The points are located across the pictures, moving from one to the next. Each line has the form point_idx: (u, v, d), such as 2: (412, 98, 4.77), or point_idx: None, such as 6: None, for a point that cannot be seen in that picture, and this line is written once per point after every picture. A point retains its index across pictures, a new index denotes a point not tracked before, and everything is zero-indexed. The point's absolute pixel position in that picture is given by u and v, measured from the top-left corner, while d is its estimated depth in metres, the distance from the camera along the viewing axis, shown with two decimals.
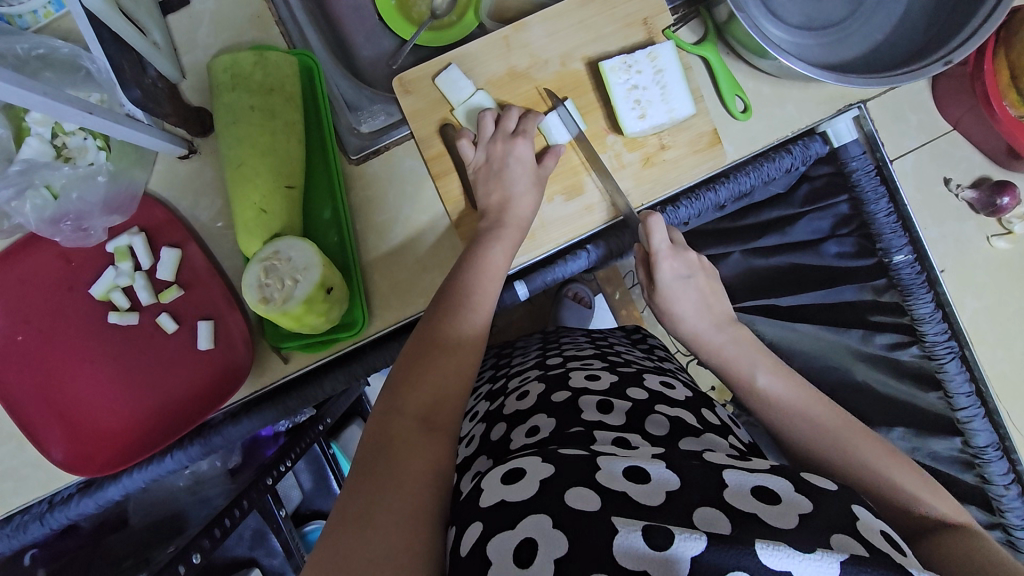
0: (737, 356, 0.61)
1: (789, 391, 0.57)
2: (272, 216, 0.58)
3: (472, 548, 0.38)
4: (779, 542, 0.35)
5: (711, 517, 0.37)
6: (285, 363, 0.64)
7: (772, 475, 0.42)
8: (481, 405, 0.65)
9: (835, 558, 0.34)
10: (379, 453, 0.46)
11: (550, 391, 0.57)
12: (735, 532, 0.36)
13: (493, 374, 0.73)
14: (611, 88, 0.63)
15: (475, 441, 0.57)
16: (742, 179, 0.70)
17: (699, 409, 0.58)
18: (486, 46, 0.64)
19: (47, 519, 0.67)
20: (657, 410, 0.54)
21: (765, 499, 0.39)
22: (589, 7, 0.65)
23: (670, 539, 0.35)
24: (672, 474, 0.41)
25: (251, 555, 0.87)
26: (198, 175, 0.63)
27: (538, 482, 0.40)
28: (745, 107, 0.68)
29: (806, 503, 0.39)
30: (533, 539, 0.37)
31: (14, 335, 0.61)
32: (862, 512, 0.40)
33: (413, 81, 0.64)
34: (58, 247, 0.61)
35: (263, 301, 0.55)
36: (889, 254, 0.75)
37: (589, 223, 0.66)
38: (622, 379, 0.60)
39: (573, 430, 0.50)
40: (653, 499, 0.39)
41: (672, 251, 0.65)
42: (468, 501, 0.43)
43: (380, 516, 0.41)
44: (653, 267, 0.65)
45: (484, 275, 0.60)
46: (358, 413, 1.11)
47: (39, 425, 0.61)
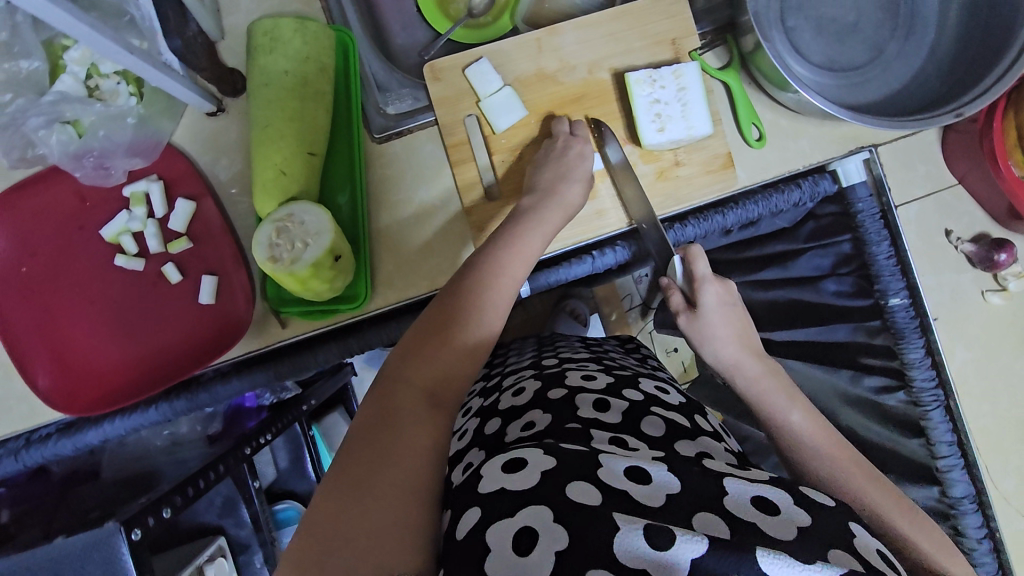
0: (784, 407, 0.57)
1: (832, 436, 0.55)
2: (290, 178, 0.59)
3: (471, 528, 0.38)
4: (778, 551, 0.36)
5: (710, 522, 0.38)
6: (283, 328, 0.64)
7: (771, 486, 0.42)
8: (475, 402, 0.65)
9: (835, 570, 0.35)
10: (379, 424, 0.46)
11: (545, 388, 0.58)
12: (734, 538, 0.37)
13: (486, 373, 0.74)
14: (634, 100, 0.65)
15: (469, 435, 0.57)
16: (750, 207, 0.73)
17: (692, 416, 0.59)
18: (519, 45, 0.67)
19: (22, 455, 0.66)
20: (652, 411, 0.55)
21: (764, 510, 0.40)
22: (620, 22, 0.68)
23: (672, 540, 0.36)
24: (672, 478, 0.41)
25: (218, 523, 0.84)
26: (223, 133, 0.64)
27: (538, 473, 0.40)
28: (760, 136, 0.70)
29: (803, 517, 0.40)
30: (531, 527, 0.37)
31: (18, 265, 0.62)
32: (859, 530, 0.41)
33: (443, 69, 0.66)
34: (75, 185, 0.62)
35: (271, 260, 0.56)
36: (886, 296, 0.75)
37: (599, 227, 0.68)
38: (617, 380, 0.61)
39: (570, 427, 0.51)
40: (654, 501, 0.39)
41: (717, 280, 0.62)
42: (462, 489, 0.43)
43: (378, 487, 0.41)
44: (699, 293, 0.61)
45: (503, 250, 0.59)
46: (340, 402, 1.18)
47: (30, 357, 0.61)
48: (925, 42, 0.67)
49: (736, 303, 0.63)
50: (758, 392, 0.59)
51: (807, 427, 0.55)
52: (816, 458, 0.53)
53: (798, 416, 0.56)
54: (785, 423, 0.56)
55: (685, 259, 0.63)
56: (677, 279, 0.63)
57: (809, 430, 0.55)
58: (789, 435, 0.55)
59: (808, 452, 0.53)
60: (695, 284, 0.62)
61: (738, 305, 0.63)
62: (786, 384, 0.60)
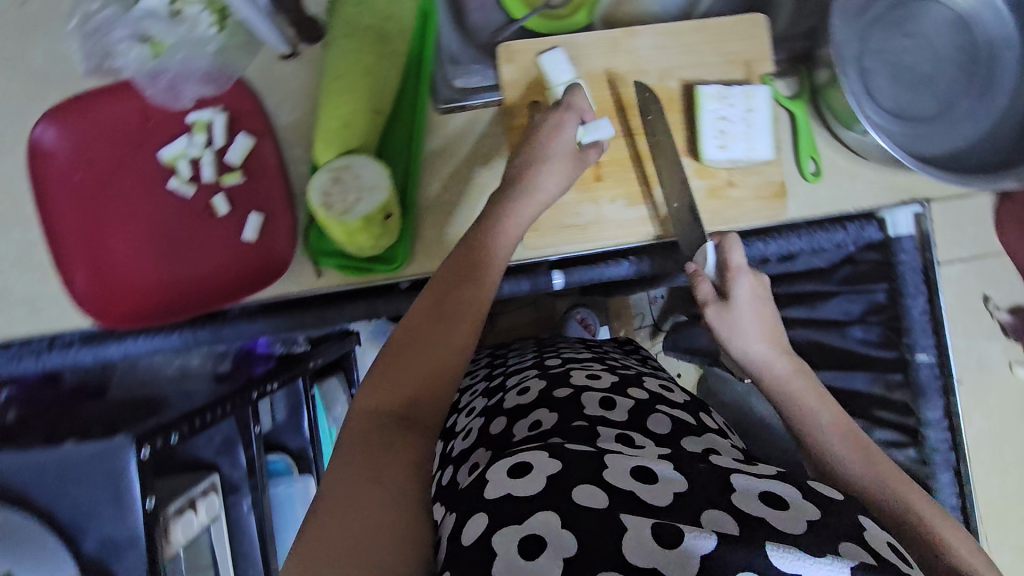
0: (812, 408, 0.57)
1: (857, 438, 0.54)
2: (352, 132, 0.60)
3: (476, 540, 0.38)
4: (787, 545, 0.36)
5: (719, 519, 0.38)
6: (318, 277, 0.65)
7: (776, 481, 0.42)
8: (479, 401, 0.66)
9: (846, 564, 0.35)
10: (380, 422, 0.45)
11: (551, 387, 0.59)
12: (743, 533, 0.37)
13: (488, 372, 0.75)
14: (701, 113, 0.65)
15: (474, 433, 0.58)
16: (793, 241, 0.74)
17: (698, 414, 0.59)
18: (595, 41, 0.67)
19: (44, 357, 0.65)
20: (658, 408, 0.56)
21: (773, 504, 0.40)
22: (698, 35, 0.68)
23: (679, 538, 0.37)
24: (677, 475, 0.42)
25: (214, 460, 0.85)
26: (292, 77, 0.64)
27: (544, 478, 0.40)
28: (817, 171, 0.70)
29: (812, 511, 0.40)
30: (540, 535, 0.37)
31: (73, 172, 0.63)
32: (868, 523, 0.41)
33: (518, 52, 0.67)
34: (140, 102, 0.63)
35: (323, 207, 0.56)
36: (913, 350, 0.76)
37: (639, 233, 0.68)
38: (622, 379, 0.62)
39: (576, 424, 0.51)
40: (662, 500, 0.40)
41: (752, 273, 0.62)
42: (468, 492, 0.43)
43: (365, 500, 0.39)
44: (732, 284, 0.61)
45: (530, 197, 0.60)
46: (341, 366, 1.18)
47: (71, 264, 0.62)
48: (995, 105, 0.68)
49: (767, 298, 0.62)
50: (789, 393, 0.59)
51: (833, 428, 0.55)
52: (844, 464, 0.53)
53: (826, 417, 0.56)
54: (811, 424, 0.56)
55: (720, 248, 0.62)
56: (710, 274, 0.63)
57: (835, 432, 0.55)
58: (814, 438, 0.55)
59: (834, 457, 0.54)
60: (729, 274, 0.62)
61: (770, 300, 0.62)
62: (814, 384, 0.59)
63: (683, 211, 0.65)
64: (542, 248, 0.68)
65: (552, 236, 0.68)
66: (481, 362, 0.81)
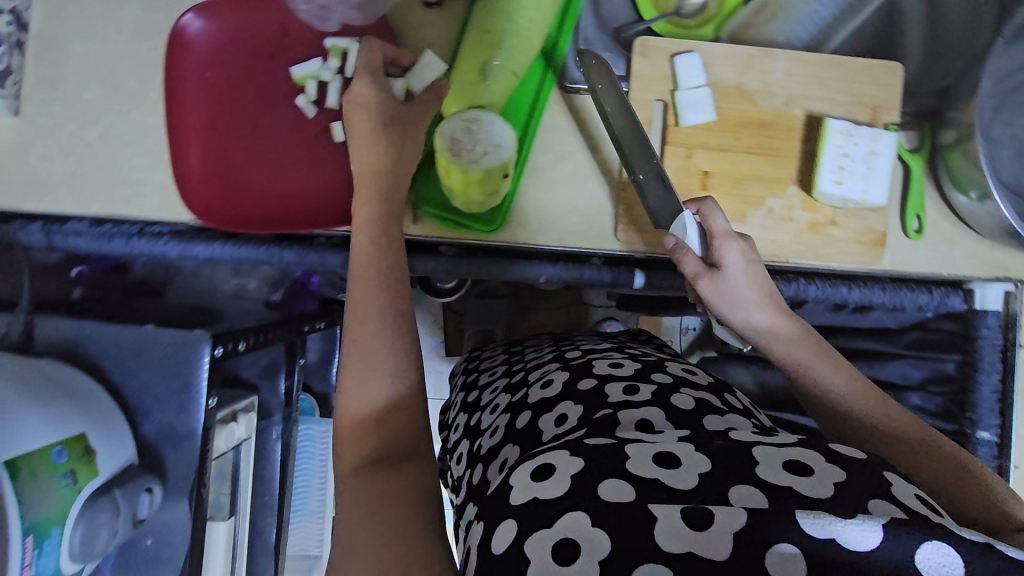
0: (822, 370, 0.53)
1: (872, 397, 0.50)
2: (486, 87, 0.61)
3: (508, 547, 0.37)
4: (817, 512, 0.35)
5: (746, 494, 0.36)
6: (413, 223, 0.66)
7: (798, 446, 0.40)
8: (502, 398, 0.65)
9: (876, 523, 0.33)
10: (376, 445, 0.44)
11: (574, 378, 0.59)
12: (773, 507, 0.35)
13: (506, 369, 0.74)
14: (825, 146, 0.65)
15: (501, 431, 0.59)
16: (877, 292, 0.72)
17: (721, 393, 0.58)
18: (732, 54, 0.67)
19: (133, 242, 0.66)
20: (681, 391, 0.55)
21: (796, 469, 0.37)
22: (833, 71, 0.68)
23: (710, 519, 0.35)
24: (704, 457, 0.40)
25: (254, 382, 0.86)
26: (433, 24, 0.65)
27: (569, 477, 0.39)
28: (918, 229, 0.70)
29: (836, 472, 0.37)
30: (573, 539, 0.36)
31: (204, 70, 0.63)
32: (895, 477, 0.38)
33: (654, 48, 0.67)
34: (283, 17, 0.64)
35: (449, 152, 0.57)
36: (975, 426, 0.75)
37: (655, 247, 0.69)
38: (643, 366, 0.61)
39: (599, 416, 0.52)
40: (686, 483, 0.38)
41: (737, 239, 0.59)
42: (498, 499, 0.42)
43: (374, 512, 0.40)
44: (721, 255, 0.59)
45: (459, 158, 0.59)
46: None
47: (185, 158, 0.63)
48: None
49: (760, 264, 0.60)
50: (796, 356, 0.54)
51: (845, 387, 0.51)
52: (861, 426, 0.49)
53: (838, 377, 0.52)
54: (822, 387, 0.52)
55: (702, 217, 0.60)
56: (697, 249, 0.60)
57: (850, 394, 0.51)
58: (827, 402, 0.52)
59: (851, 420, 0.50)
60: (716, 243, 0.59)
61: (762, 263, 0.60)
62: (820, 342, 0.55)
63: (651, 181, 0.63)
64: (633, 244, 0.69)
65: (651, 236, 0.68)
66: (498, 358, 0.81)
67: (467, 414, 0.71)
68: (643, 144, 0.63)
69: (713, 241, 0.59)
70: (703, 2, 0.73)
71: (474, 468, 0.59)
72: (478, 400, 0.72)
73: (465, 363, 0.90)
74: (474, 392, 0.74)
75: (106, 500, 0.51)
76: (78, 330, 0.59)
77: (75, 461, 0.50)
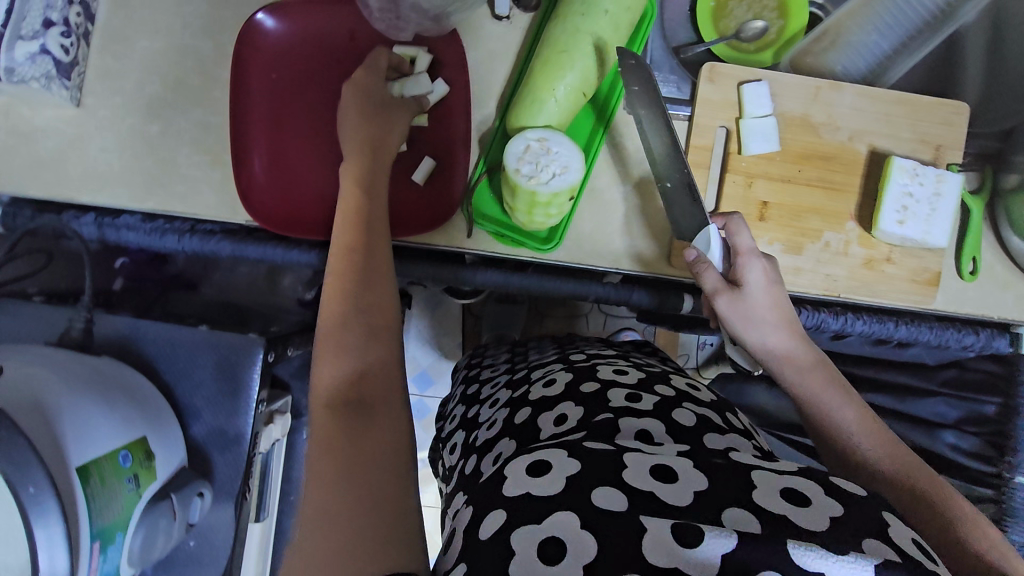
0: (834, 402, 0.54)
1: (880, 435, 0.52)
2: (559, 107, 0.60)
3: (495, 533, 0.38)
4: (810, 542, 0.35)
5: (740, 517, 0.36)
6: (468, 237, 0.66)
7: (798, 476, 0.40)
8: (503, 393, 0.66)
9: (869, 562, 0.33)
10: (351, 388, 0.44)
11: (577, 380, 0.59)
12: (766, 530, 0.35)
13: (508, 366, 0.75)
14: (890, 183, 0.65)
15: (499, 424, 0.59)
16: (924, 330, 0.73)
17: (723, 412, 0.58)
18: (800, 85, 0.67)
19: (186, 239, 0.67)
20: (683, 406, 0.55)
21: (794, 500, 0.38)
22: (899, 108, 0.68)
23: (701, 537, 0.35)
24: (700, 476, 0.40)
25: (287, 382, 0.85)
26: (503, 37, 0.65)
27: (564, 479, 0.40)
28: (973, 271, 0.70)
29: (834, 506, 0.37)
30: (559, 537, 0.36)
31: (269, 72, 0.62)
32: (893, 518, 0.37)
33: (721, 75, 0.67)
34: (353, 23, 0.63)
35: (518, 173, 0.57)
36: (1013, 470, 0.74)
37: (679, 274, 0.68)
38: (648, 376, 0.61)
39: (599, 419, 0.52)
40: (681, 500, 0.38)
41: (757, 255, 0.59)
42: (489, 488, 0.43)
43: (353, 473, 0.38)
44: (742, 272, 0.59)
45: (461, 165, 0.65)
46: None
47: (248, 155, 0.62)
48: None
49: (781, 283, 0.60)
50: (809, 385, 0.56)
51: (853, 423, 0.53)
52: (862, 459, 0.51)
53: (848, 411, 0.54)
54: (830, 420, 0.54)
55: (726, 232, 0.60)
56: (718, 265, 0.61)
57: (859, 430, 0.52)
58: (833, 432, 0.53)
59: (852, 449, 0.52)
60: (740, 258, 0.59)
61: (783, 285, 0.60)
62: (834, 375, 0.57)
63: (679, 191, 0.62)
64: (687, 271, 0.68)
65: None
66: (501, 356, 0.82)
67: (464, 405, 0.73)
68: (671, 153, 0.61)
69: (736, 260, 0.60)
70: (764, 27, 0.72)
71: (467, 457, 0.60)
72: (478, 393, 0.73)
73: (468, 358, 0.90)
74: (475, 386, 0.75)
75: (166, 505, 0.52)
76: (133, 329, 0.58)
77: (138, 465, 0.49)
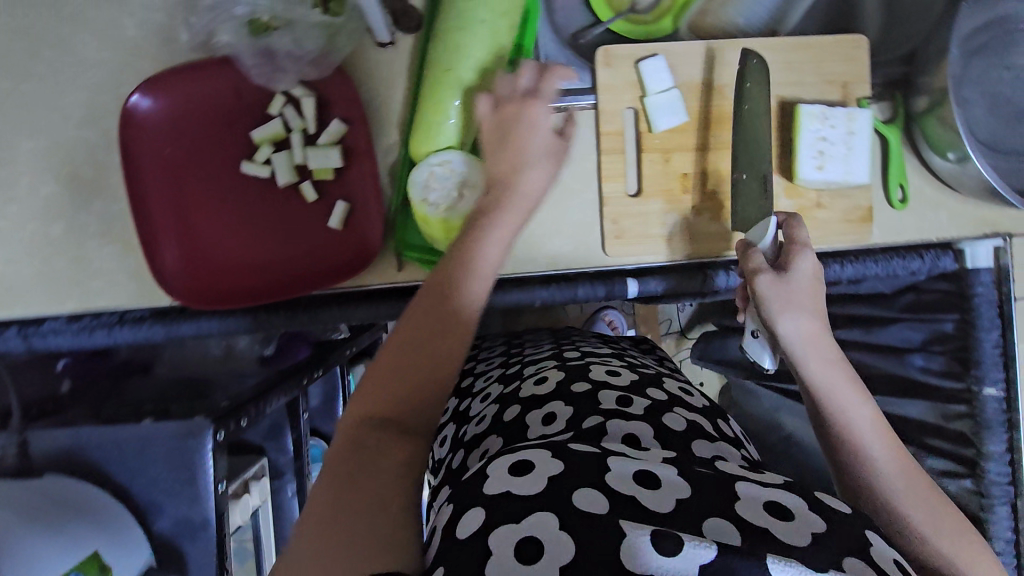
0: (855, 407, 0.51)
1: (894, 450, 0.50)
2: (455, 126, 0.59)
3: (473, 534, 0.37)
4: (790, 558, 0.34)
5: (721, 528, 0.36)
6: (398, 271, 0.65)
7: (785, 491, 0.40)
8: (494, 388, 0.66)
9: None
10: (384, 414, 0.43)
11: (569, 379, 0.59)
12: (746, 544, 0.35)
13: (504, 360, 0.75)
14: (801, 131, 0.65)
15: (487, 421, 0.59)
16: (870, 265, 0.71)
17: (715, 420, 0.58)
18: (696, 51, 0.66)
19: (116, 331, 0.64)
20: (675, 411, 0.55)
21: (776, 513, 0.38)
22: (799, 54, 0.67)
23: (681, 545, 0.34)
24: (682, 482, 0.40)
25: (261, 444, 0.84)
26: (390, 64, 0.63)
27: (546, 479, 0.39)
28: (903, 198, 0.71)
29: (818, 523, 0.37)
30: (537, 537, 0.35)
31: (162, 146, 0.61)
32: (876, 539, 0.38)
33: (617, 57, 0.66)
34: (235, 80, 0.61)
35: (423, 203, 0.58)
36: (981, 384, 0.74)
37: (642, 252, 0.68)
38: (642, 379, 0.61)
39: (587, 424, 0.51)
40: (663, 506, 0.37)
41: (806, 246, 0.58)
42: (469, 485, 0.42)
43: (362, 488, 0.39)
44: (796, 258, 0.57)
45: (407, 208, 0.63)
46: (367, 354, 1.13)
47: (162, 237, 0.61)
48: None
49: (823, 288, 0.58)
50: (833, 383, 0.52)
51: (872, 433, 0.50)
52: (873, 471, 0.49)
53: (869, 419, 0.51)
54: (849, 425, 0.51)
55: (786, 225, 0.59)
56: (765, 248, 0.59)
57: (877, 439, 0.50)
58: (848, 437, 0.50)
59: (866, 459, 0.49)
60: (795, 248, 0.58)
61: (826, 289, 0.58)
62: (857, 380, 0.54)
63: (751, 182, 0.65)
64: (625, 255, 0.68)
65: (636, 245, 0.68)
66: (496, 351, 0.82)
67: (455, 398, 0.72)
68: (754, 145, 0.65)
69: (789, 248, 0.58)
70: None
71: (455, 452, 0.60)
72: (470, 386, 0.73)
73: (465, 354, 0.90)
74: (468, 378, 0.75)
75: None
76: (77, 437, 0.57)
77: None
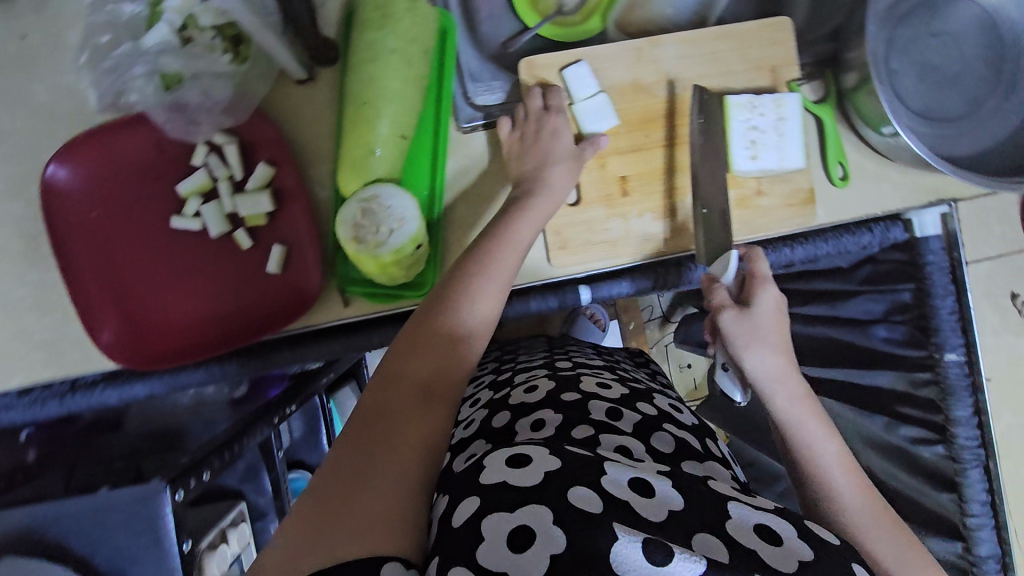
0: (820, 440, 0.54)
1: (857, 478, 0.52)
2: (379, 159, 0.57)
3: (466, 520, 0.37)
4: None
5: (710, 544, 0.37)
6: (345, 307, 0.63)
7: (777, 517, 0.40)
8: (485, 394, 0.65)
9: None
10: (391, 409, 0.46)
11: (560, 389, 0.57)
12: (732, 563, 0.35)
13: (496, 368, 0.74)
14: (731, 123, 0.65)
15: (475, 425, 0.57)
16: (820, 246, 0.71)
17: (703, 438, 0.58)
18: (619, 52, 0.66)
19: (69, 400, 0.63)
20: (664, 427, 0.55)
21: (766, 537, 0.38)
22: (723, 44, 0.67)
23: (670, 557, 0.35)
24: (677, 497, 0.39)
25: (239, 487, 0.83)
26: (312, 101, 0.63)
27: (542, 473, 0.38)
28: (844, 175, 0.70)
29: (806, 551, 0.38)
30: (528, 527, 0.36)
31: (87, 211, 0.60)
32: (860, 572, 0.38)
33: (541, 67, 0.66)
34: (155, 136, 0.61)
35: (355, 241, 0.56)
36: (942, 351, 0.74)
37: (598, 261, 0.68)
38: (632, 393, 0.61)
39: (579, 432, 0.50)
40: (655, 514, 0.37)
41: (764, 276, 0.60)
42: (463, 476, 0.41)
43: (372, 475, 0.41)
44: (756, 290, 0.60)
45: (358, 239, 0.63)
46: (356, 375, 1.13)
47: (99, 301, 0.60)
48: None
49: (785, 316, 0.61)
50: (795, 417, 0.55)
51: (836, 464, 0.53)
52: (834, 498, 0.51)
53: (834, 451, 0.53)
54: (814, 457, 0.53)
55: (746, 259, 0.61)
56: (730, 281, 0.61)
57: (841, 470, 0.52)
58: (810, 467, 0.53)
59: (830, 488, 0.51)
60: (755, 281, 0.60)
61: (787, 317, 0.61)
62: (823, 414, 0.56)
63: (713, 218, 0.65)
64: (571, 265, 0.68)
65: (582, 253, 0.67)
66: (490, 359, 0.81)
67: None
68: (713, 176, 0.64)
69: (750, 282, 0.60)
70: None
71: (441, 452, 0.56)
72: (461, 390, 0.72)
73: None
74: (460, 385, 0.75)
75: None
76: (34, 516, 0.57)
77: None
